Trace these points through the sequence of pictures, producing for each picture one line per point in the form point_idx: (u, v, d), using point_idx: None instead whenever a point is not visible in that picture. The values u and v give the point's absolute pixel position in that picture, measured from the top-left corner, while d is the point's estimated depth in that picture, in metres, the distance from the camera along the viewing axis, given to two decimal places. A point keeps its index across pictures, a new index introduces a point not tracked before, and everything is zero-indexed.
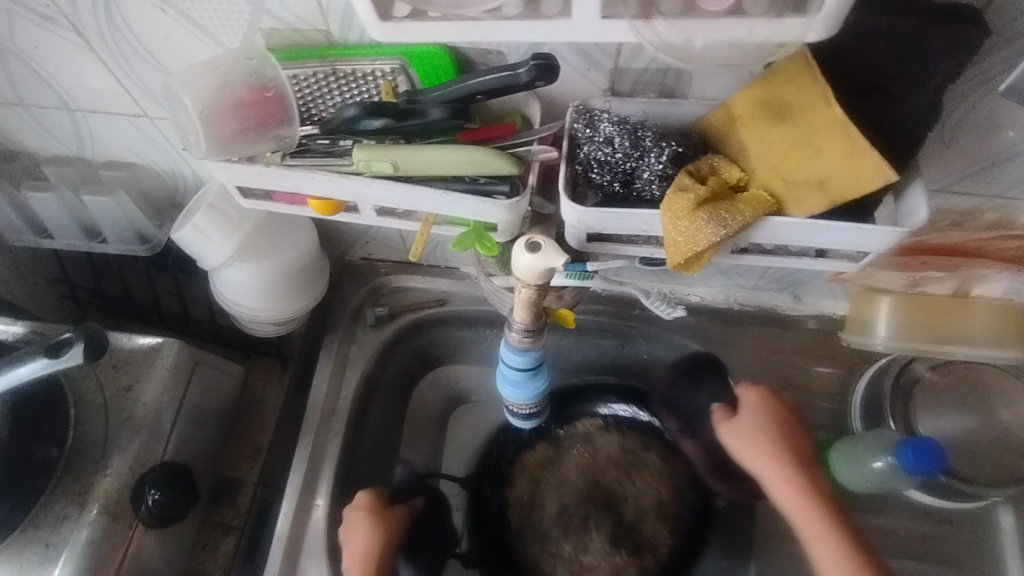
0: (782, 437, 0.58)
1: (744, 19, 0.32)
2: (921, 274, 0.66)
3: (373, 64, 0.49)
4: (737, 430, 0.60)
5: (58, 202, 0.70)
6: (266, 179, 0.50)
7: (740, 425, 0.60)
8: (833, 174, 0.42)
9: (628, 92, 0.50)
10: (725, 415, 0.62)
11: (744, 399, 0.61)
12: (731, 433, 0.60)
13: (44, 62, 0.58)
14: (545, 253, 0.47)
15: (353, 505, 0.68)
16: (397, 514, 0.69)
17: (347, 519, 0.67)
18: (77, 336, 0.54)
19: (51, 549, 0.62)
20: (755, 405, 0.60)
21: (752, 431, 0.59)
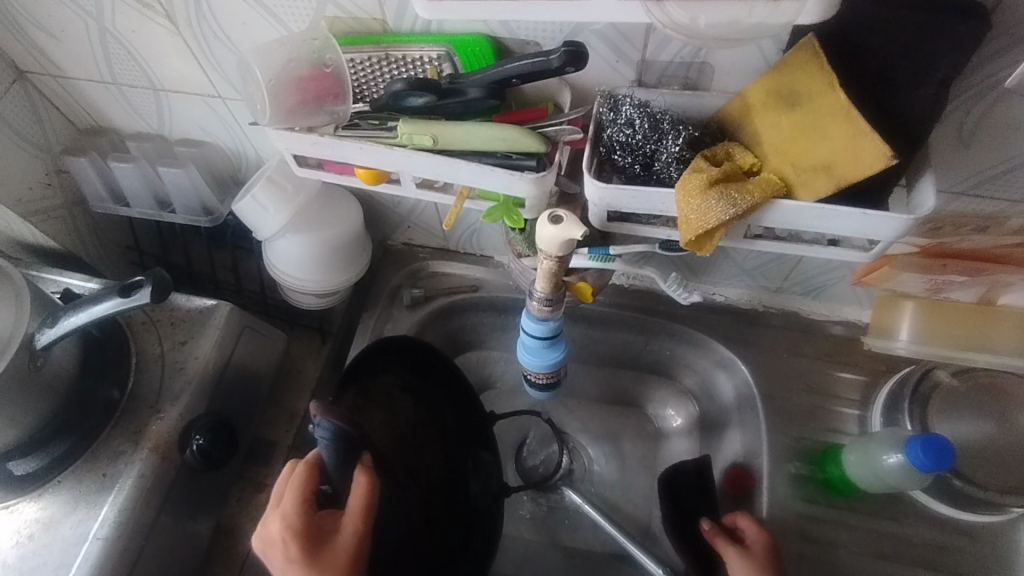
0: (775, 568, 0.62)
1: (748, 0, 0.35)
2: (943, 279, 0.65)
3: (421, 50, 0.54)
4: (750, 558, 0.62)
5: (138, 173, 0.79)
6: (318, 148, 0.56)
7: (749, 555, 0.62)
8: (837, 157, 0.44)
9: (655, 83, 0.55)
10: (724, 537, 0.64)
11: (749, 531, 0.65)
12: (736, 558, 0.62)
13: (136, 44, 0.66)
14: (566, 225, 0.51)
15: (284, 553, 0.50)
16: (344, 532, 0.51)
17: (274, 542, 0.51)
18: (146, 279, 0.60)
19: (107, 479, 0.69)
20: (764, 538, 0.64)
21: (762, 563, 0.62)
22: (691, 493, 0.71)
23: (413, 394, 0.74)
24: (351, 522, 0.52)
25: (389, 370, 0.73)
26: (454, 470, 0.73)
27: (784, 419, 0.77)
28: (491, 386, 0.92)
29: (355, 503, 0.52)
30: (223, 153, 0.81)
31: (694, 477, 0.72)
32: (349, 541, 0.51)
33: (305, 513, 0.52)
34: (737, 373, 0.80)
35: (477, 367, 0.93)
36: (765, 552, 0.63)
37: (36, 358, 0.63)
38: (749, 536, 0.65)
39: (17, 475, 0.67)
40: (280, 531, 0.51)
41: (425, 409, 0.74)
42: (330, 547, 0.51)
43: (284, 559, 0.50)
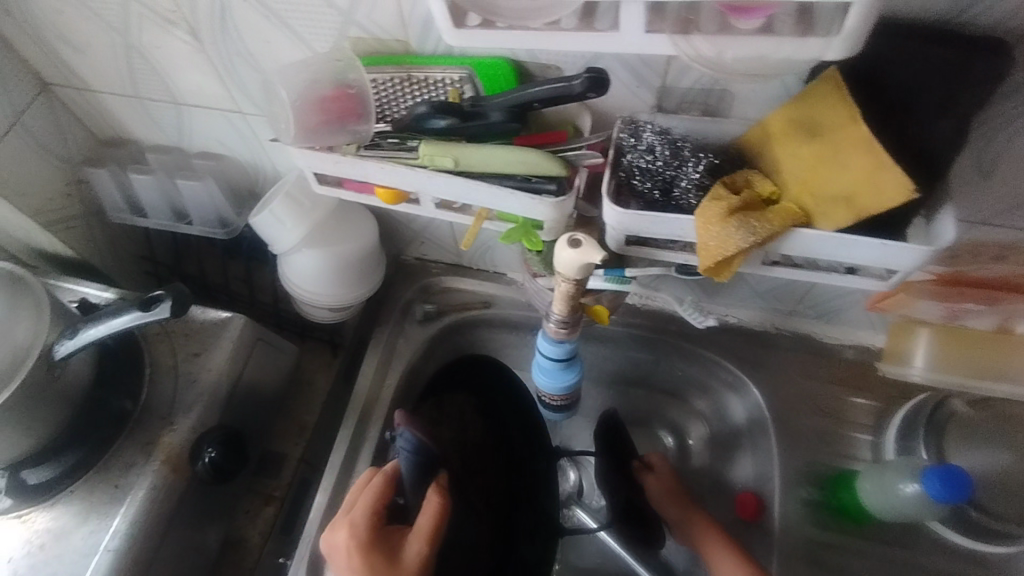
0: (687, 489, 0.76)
1: (775, 36, 0.35)
2: (959, 307, 0.65)
3: (443, 72, 0.55)
4: (665, 485, 0.76)
5: (156, 185, 0.80)
6: (340, 167, 0.56)
7: (662, 481, 0.77)
8: (858, 189, 0.44)
9: (674, 109, 0.55)
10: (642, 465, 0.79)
11: (661, 466, 0.78)
12: (654, 483, 0.77)
13: (160, 59, 0.67)
14: (584, 249, 0.51)
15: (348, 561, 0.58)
16: (409, 552, 0.57)
17: (338, 549, 0.59)
18: (164, 293, 0.61)
19: (118, 491, 0.69)
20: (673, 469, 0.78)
21: (675, 486, 0.76)
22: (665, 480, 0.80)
23: (480, 410, 0.77)
24: (417, 543, 0.57)
25: (464, 388, 0.79)
26: (521, 504, 0.71)
27: (795, 442, 0.76)
28: None
29: (422, 525, 0.57)
30: (241, 167, 0.81)
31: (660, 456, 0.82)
32: (413, 560, 0.57)
33: (372, 527, 0.60)
34: (748, 395, 0.80)
35: None
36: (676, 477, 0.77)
37: (53, 367, 0.63)
38: (660, 468, 0.78)
39: (30, 484, 0.67)
40: (347, 540, 0.59)
41: (499, 429, 0.76)
42: (395, 562, 0.57)
43: (349, 566, 0.58)
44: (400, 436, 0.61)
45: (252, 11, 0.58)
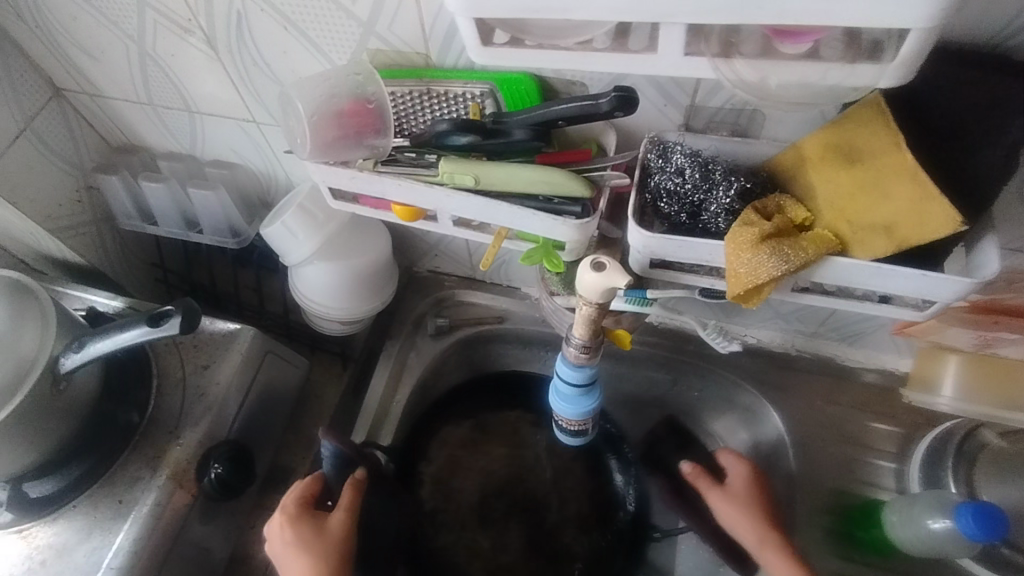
0: (761, 496, 0.68)
1: (822, 61, 0.34)
2: (992, 335, 0.62)
3: (464, 86, 0.54)
4: (728, 496, 0.68)
5: (168, 194, 0.79)
6: (356, 182, 0.55)
7: (724, 493, 0.68)
8: (900, 219, 0.42)
9: (702, 128, 0.53)
10: (695, 467, 0.71)
11: (733, 472, 0.70)
12: (711, 493, 0.69)
13: (174, 68, 0.65)
14: (609, 273, 0.50)
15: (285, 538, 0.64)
16: (333, 518, 0.66)
17: (272, 530, 0.65)
18: (175, 308, 0.59)
19: (122, 506, 0.67)
20: (747, 478, 0.69)
21: (740, 496, 0.68)
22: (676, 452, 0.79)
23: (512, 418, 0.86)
24: (337, 514, 0.66)
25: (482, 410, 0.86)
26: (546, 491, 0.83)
27: (816, 469, 0.74)
28: None
29: (344, 499, 0.67)
30: (253, 176, 0.80)
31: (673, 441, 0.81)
32: (339, 527, 0.65)
33: (315, 527, 0.65)
34: (767, 419, 0.78)
35: None
36: (745, 485, 0.69)
37: (58, 381, 0.62)
38: (731, 476, 0.70)
39: (32, 497, 0.67)
40: (278, 519, 0.66)
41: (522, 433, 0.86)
42: (323, 528, 0.65)
43: (284, 540, 0.64)
44: (323, 445, 0.70)
45: (270, 20, 0.56)
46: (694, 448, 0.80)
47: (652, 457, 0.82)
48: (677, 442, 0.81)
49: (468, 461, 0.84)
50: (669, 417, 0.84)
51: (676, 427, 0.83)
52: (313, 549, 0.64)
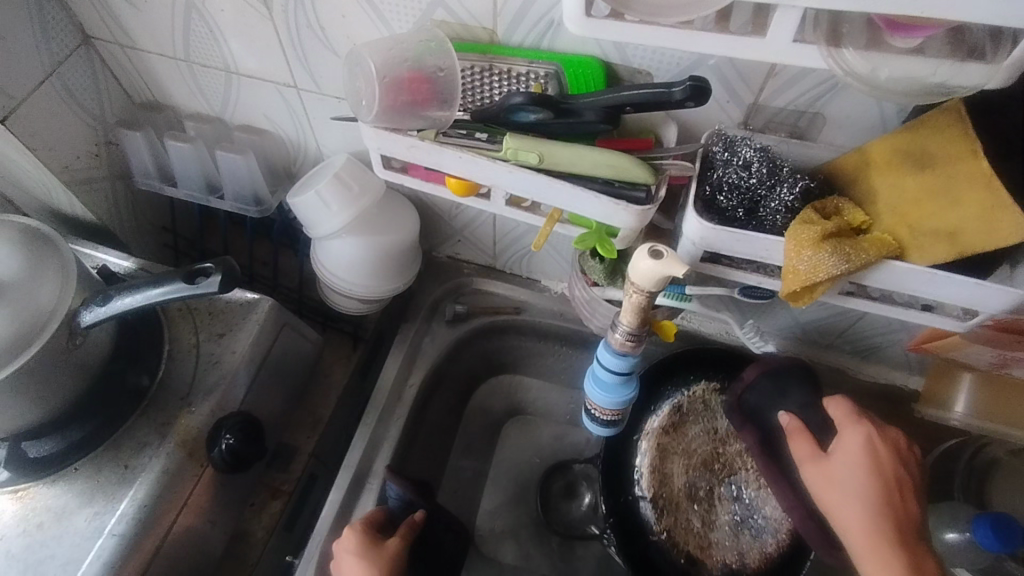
0: (878, 482, 0.54)
1: (928, 58, 0.34)
2: (1012, 356, 0.61)
3: (529, 65, 0.53)
4: (825, 476, 0.55)
5: (194, 155, 0.76)
6: (413, 152, 0.54)
7: (822, 470, 0.56)
8: (966, 225, 0.43)
9: (761, 128, 0.54)
10: (800, 431, 0.59)
11: (842, 448, 0.56)
12: (808, 465, 0.57)
13: (222, 22, 0.64)
14: (667, 261, 0.49)
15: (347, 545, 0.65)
16: (388, 543, 0.66)
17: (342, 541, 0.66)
18: (211, 267, 0.57)
19: (127, 472, 0.65)
20: (859, 457, 0.55)
21: (843, 476, 0.54)
22: (762, 395, 0.68)
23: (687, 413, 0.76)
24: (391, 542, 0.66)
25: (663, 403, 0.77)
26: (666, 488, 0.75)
27: None
28: (522, 413, 0.91)
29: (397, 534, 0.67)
30: (282, 145, 0.78)
31: (767, 383, 0.68)
32: (392, 546, 0.66)
33: (373, 542, 0.66)
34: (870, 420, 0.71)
35: (510, 391, 0.91)
36: (852, 469, 0.55)
37: (75, 336, 0.59)
38: (836, 452, 0.56)
39: (31, 457, 0.63)
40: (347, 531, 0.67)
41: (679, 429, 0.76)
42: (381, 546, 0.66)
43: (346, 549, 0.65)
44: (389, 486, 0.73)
45: None
46: (790, 395, 0.66)
47: (743, 407, 0.68)
48: (773, 391, 0.67)
49: (682, 451, 0.76)
50: (765, 365, 0.68)
51: (774, 373, 0.68)
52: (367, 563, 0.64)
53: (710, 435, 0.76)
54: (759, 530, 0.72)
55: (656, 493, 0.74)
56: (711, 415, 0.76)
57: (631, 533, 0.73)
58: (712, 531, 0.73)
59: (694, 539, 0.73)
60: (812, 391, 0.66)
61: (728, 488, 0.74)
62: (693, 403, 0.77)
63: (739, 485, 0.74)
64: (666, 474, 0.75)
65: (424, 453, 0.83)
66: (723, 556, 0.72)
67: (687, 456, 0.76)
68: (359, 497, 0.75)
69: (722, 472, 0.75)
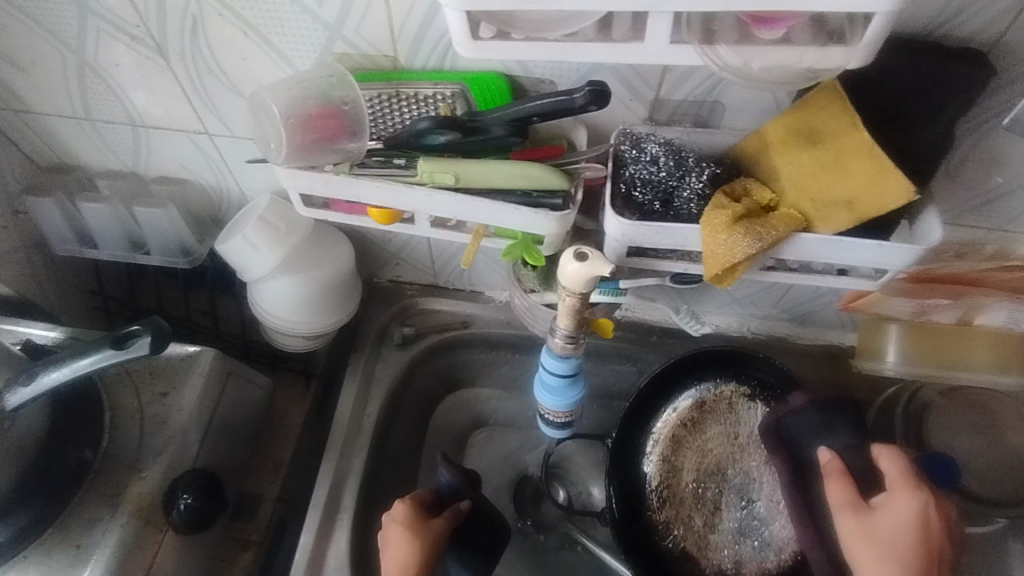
0: (921, 550, 0.51)
1: (794, 46, 0.37)
2: (928, 302, 0.68)
3: (434, 88, 0.54)
4: (866, 531, 0.52)
5: (111, 214, 0.74)
6: (331, 187, 0.54)
7: (862, 524, 0.52)
8: (859, 192, 0.46)
9: (666, 121, 0.56)
10: (841, 475, 0.55)
11: (890, 507, 0.53)
12: (847, 513, 0.53)
13: (119, 77, 0.62)
14: (592, 262, 0.51)
15: (396, 517, 0.66)
16: (433, 528, 0.66)
17: (387, 523, 0.66)
18: (142, 329, 0.56)
19: (81, 551, 0.63)
20: (907, 521, 0.52)
21: (886, 535, 0.51)
22: (803, 426, 0.62)
23: (702, 408, 0.75)
24: (435, 526, 0.66)
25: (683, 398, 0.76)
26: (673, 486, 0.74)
27: None
28: (485, 424, 0.91)
29: (442, 520, 0.67)
30: (202, 192, 0.77)
31: (811, 414, 0.62)
32: (437, 532, 0.66)
33: (422, 522, 0.66)
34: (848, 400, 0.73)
35: (470, 404, 0.91)
36: (896, 531, 0.52)
37: (3, 420, 0.57)
38: (882, 508, 0.53)
39: None
40: (401, 508, 0.67)
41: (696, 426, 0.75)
42: (425, 528, 0.66)
43: (396, 525, 0.66)
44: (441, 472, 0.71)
45: (228, 25, 0.55)
46: (836, 432, 0.60)
47: (782, 433, 0.63)
48: (818, 424, 0.61)
49: (696, 446, 0.75)
50: (813, 394, 0.63)
51: (823, 406, 0.62)
52: (412, 544, 0.64)
53: (729, 437, 0.75)
54: (762, 540, 0.72)
55: (663, 484, 0.74)
56: (735, 419, 0.75)
57: (631, 522, 0.73)
58: (713, 532, 0.73)
59: (692, 539, 0.73)
60: (858, 427, 0.61)
61: (737, 495, 0.73)
62: (719, 401, 0.75)
63: (750, 492, 0.73)
64: (676, 466, 0.75)
65: (392, 480, 0.82)
66: (719, 559, 0.72)
67: (700, 455, 0.75)
68: (329, 535, 0.74)
69: (734, 474, 0.74)
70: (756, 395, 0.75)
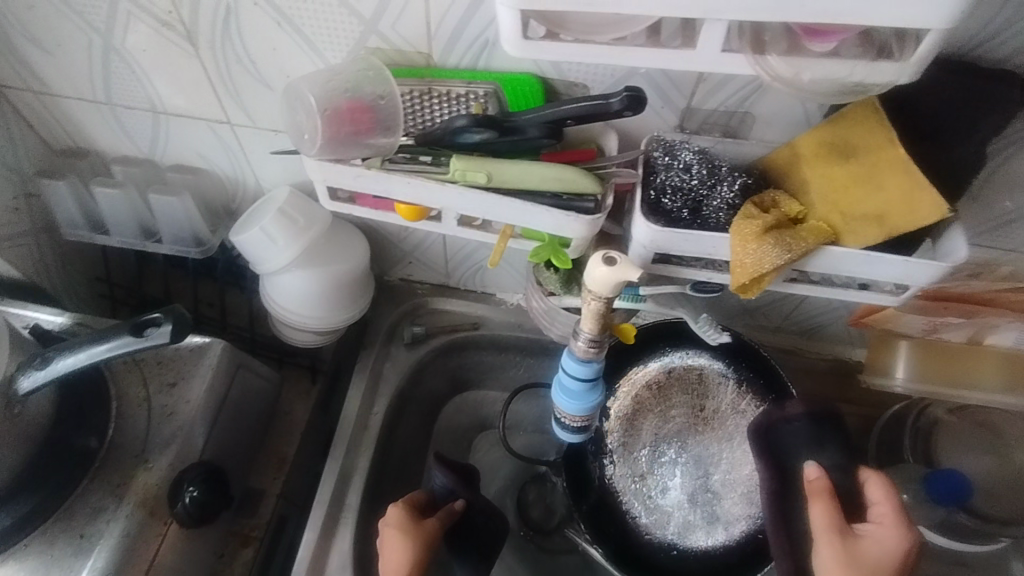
0: None
1: (843, 59, 0.37)
2: (940, 320, 0.68)
3: (467, 86, 0.54)
4: (848, 554, 0.52)
5: (124, 200, 0.73)
6: (360, 181, 0.54)
7: (842, 545, 0.52)
8: (891, 208, 0.47)
9: (695, 130, 0.57)
10: (826, 494, 0.55)
11: (874, 536, 0.53)
12: (829, 536, 0.53)
13: (144, 61, 0.61)
14: (622, 266, 0.50)
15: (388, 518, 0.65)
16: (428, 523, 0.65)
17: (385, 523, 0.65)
18: (163, 317, 0.55)
19: (83, 541, 0.61)
20: (891, 552, 0.52)
21: (869, 560, 0.52)
22: (796, 438, 0.64)
23: (671, 374, 0.76)
24: (431, 522, 0.65)
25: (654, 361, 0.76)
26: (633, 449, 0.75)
27: None
28: (489, 427, 0.91)
29: (438, 518, 0.66)
30: (219, 183, 0.76)
31: (804, 427, 0.64)
32: (432, 528, 0.65)
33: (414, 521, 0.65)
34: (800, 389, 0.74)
35: (475, 407, 0.91)
36: (879, 558, 0.52)
37: (13, 404, 0.56)
38: (869, 537, 0.53)
39: None
40: (394, 508, 0.66)
41: (664, 392, 0.76)
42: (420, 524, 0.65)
43: (390, 524, 0.65)
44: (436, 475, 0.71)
45: (262, 14, 0.55)
46: (827, 450, 0.62)
47: (772, 437, 0.65)
48: (809, 437, 0.64)
49: (659, 410, 0.76)
50: (811, 408, 0.65)
51: (818, 421, 0.65)
52: (406, 540, 0.63)
53: (693, 408, 0.75)
54: (713, 513, 0.73)
55: (623, 445, 0.75)
56: (703, 392, 0.75)
57: (587, 484, 0.74)
58: (663, 497, 0.74)
59: (643, 500, 0.74)
60: (843, 445, 0.63)
61: (695, 465, 0.74)
62: (689, 371, 0.76)
63: (707, 466, 0.74)
64: (636, 428, 0.75)
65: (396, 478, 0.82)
66: (666, 524, 0.73)
67: (662, 421, 0.76)
68: (334, 532, 0.73)
69: (694, 445, 0.75)
70: (729, 372, 0.75)
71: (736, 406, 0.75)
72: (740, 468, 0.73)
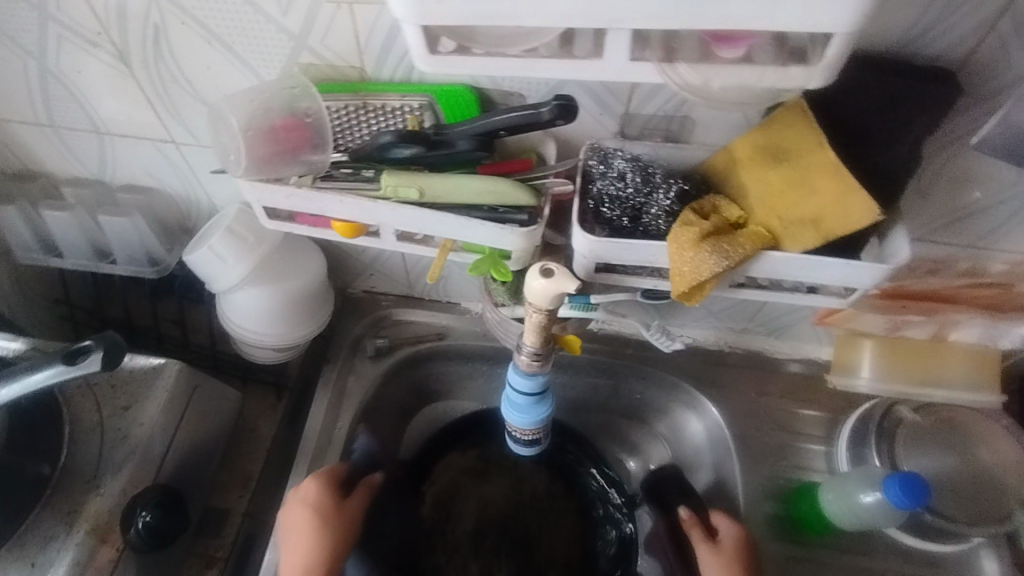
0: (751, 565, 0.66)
1: (756, 65, 0.36)
2: (901, 318, 0.67)
3: (402, 99, 0.53)
4: (719, 559, 0.66)
5: (75, 222, 0.72)
6: (295, 201, 0.53)
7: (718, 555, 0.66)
8: (826, 212, 0.46)
9: (637, 135, 0.55)
10: (696, 528, 0.69)
11: (727, 535, 0.68)
12: (707, 556, 0.66)
13: (82, 84, 0.61)
14: (558, 278, 0.50)
15: (303, 494, 0.69)
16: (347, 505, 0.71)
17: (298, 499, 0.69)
18: (94, 344, 0.56)
19: (35, 569, 0.61)
20: (742, 543, 0.67)
21: (732, 563, 0.65)
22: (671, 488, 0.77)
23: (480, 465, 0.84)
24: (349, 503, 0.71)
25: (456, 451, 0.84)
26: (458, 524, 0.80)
27: (753, 459, 0.76)
28: None
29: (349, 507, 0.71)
30: (172, 201, 0.75)
31: (675, 486, 0.77)
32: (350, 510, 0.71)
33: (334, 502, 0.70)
34: (707, 417, 0.79)
35: (443, 418, 0.89)
36: (739, 554, 0.66)
37: None
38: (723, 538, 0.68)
39: None
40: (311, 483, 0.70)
41: (480, 471, 0.83)
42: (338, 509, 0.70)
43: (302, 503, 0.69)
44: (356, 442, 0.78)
45: (191, 33, 0.54)
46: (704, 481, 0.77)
47: (658, 493, 0.77)
48: (681, 490, 0.76)
49: (472, 489, 0.83)
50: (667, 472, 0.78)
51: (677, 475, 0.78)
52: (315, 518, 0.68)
53: (506, 492, 0.83)
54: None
55: (434, 523, 0.80)
56: (519, 475, 0.84)
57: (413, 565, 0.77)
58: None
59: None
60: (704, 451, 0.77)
61: (510, 539, 0.80)
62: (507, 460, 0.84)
63: (527, 538, 0.80)
64: (451, 512, 0.81)
65: None
66: None
67: (481, 503, 0.82)
68: None
69: (508, 516, 0.81)
70: (547, 456, 0.84)
71: (553, 483, 0.83)
72: (558, 535, 0.80)
